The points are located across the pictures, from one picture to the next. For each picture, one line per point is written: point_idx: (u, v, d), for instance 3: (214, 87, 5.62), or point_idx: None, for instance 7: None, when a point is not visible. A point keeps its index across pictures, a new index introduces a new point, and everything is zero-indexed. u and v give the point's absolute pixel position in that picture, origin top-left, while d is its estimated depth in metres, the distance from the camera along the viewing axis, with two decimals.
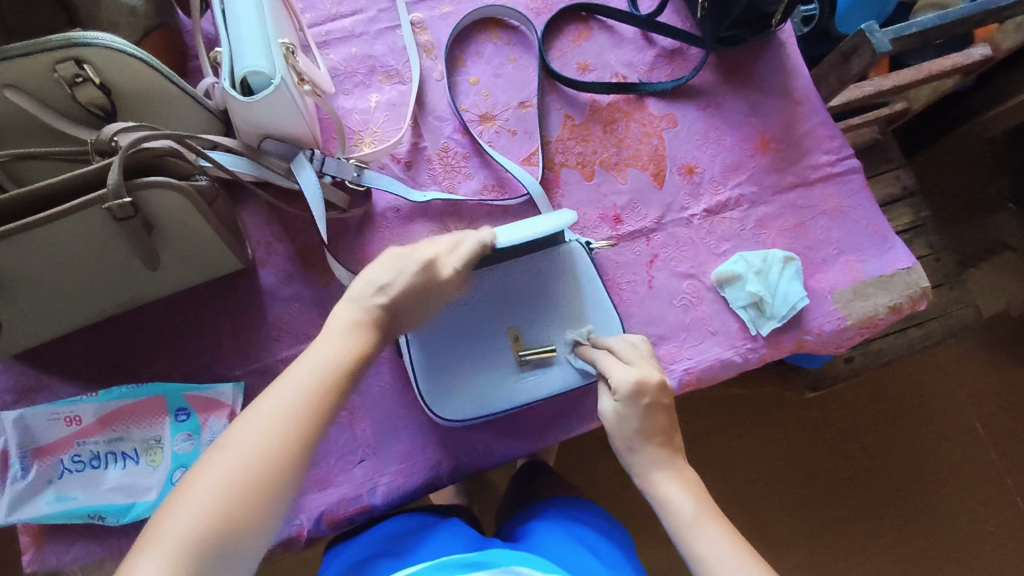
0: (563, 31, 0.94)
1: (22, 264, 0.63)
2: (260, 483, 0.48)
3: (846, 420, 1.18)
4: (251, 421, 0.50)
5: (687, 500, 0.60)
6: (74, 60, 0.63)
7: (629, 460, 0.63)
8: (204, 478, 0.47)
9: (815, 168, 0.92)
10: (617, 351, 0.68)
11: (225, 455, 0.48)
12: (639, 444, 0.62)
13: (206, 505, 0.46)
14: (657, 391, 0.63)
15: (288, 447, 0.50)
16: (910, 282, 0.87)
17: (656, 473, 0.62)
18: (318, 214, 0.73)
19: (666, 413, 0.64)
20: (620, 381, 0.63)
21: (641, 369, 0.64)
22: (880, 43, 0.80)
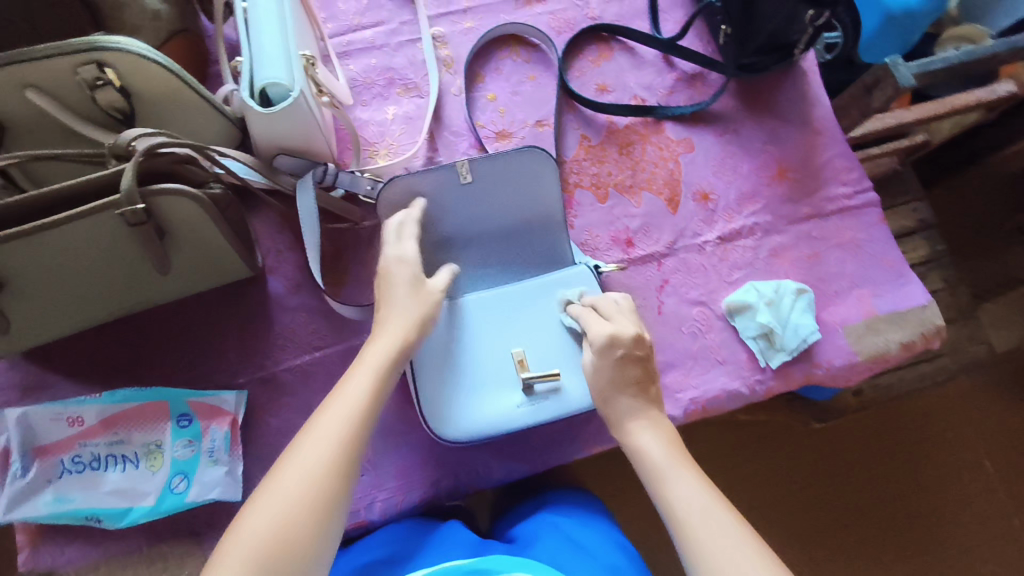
0: (583, 50, 0.94)
1: (33, 264, 0.63)
2: (321, 503, 0.46)
3: (852, 452, 1.15)
4: (303, 443, 0.49)
5: (660, 446, 0.57)
6: (96, 63, 0.63)
7: (603, 407, 0.62)
8: (263, 504, 0.45)
9: (832, 199, 0.91)
10: (599, 307, 0.69)
11: (283, 479, 0.47)
12: (611, 391, 0.61)
13: (268, 529, 0.44)
14: (635, 341, 0.63)
15: (345, 466, 0.49)
16: (924, 319, 0.86)
17: (628, 421, 0.59)
18: (311, 240, 0.70)
19: (642, 365, 0.62)
20: (600, 335, 0.64)
21: (619, 325, 0.65)
22: (904, 77, 0.79)
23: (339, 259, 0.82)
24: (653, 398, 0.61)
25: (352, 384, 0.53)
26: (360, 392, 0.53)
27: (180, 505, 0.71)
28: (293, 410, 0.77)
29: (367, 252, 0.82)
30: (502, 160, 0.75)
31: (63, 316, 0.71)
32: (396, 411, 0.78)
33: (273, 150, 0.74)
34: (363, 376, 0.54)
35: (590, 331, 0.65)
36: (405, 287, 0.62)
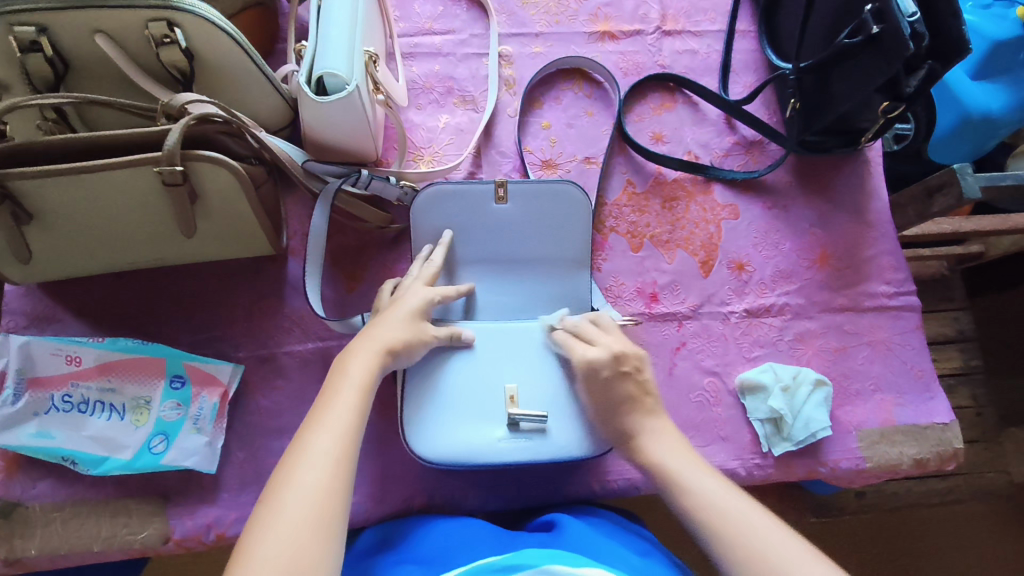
0: (646, 96, 0.93)
1: (65, 202, 0.64)
2: (329, 521, 0.45)
3: (842, 554, 1.08)
4: (300, 463, 0.47)
5: (671, 455, 0.59)
6: (167, 22, 0.65)
7: (611, 425, 0.64)
8: (268, 532, 0.43)
9: (871, 295, 0.87)
10: (582, 332, 0.69)
11: (284, 506, 0.45)
12: (617, 409, 0.64)
13: (281, 557, 0.42)
14: (619, 358, 0.65)
15: (344, 481, 0.48)
16: (944, 439, 0.82)
17: (644, 438, 0.61)
18: (312, 260, 0.73)
19: (634, 381, 0.64)
20: (585, 360, 0.66)
21: (604, 343, 0.66)
22: (970, 188, 0.76)
23: (362, 255, 0.82)
24: (656, 411, 0.63)
25: (337, 402, 0.52)
26: (346, 405, 0.52)
27: (154, 465, 0.71)
28: (284, 394, 0.76)
29: (390, 254, 0.82)
30: (541, 189, 0.78)
31: (83, 257, 0.72)
32: (386, 417, 0.77)
33: (317, 142, 0.75)
34: (350, 389, 0.54)
35: (576, 357, 0.67)
36: (404, 312, 0.65)
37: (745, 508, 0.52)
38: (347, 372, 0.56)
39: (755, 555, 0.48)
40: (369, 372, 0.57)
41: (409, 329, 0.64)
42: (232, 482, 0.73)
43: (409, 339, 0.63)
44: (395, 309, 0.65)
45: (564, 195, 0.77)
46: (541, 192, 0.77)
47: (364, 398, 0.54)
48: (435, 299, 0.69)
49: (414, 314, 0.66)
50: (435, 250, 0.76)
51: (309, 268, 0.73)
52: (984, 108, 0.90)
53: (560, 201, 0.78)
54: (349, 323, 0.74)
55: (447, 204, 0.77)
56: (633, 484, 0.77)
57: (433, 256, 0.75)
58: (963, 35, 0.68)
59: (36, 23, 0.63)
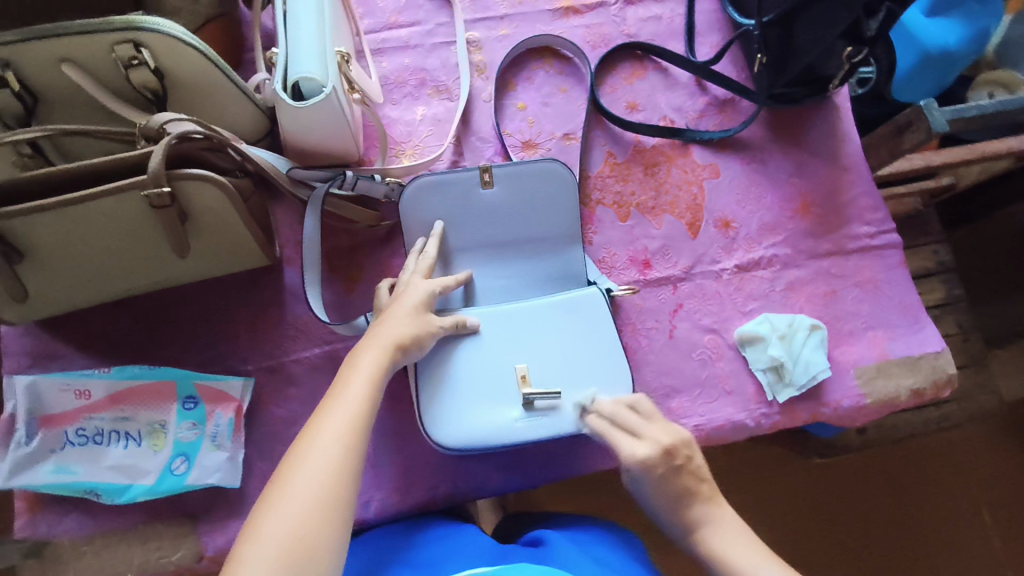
0: (617, 67, 0.94)
1: (55, 238, 0.64)
2: (335, 504, 0.46)
3: (848, 489, 1.13)
4: (310, 446, 0.48)
5: (733, 548, 0.54)
6: (133, 43, 0.64)
7: (672, 520, 0.58)
8: (276, 510, 0.44)
9: (854, 238, 0.90)
10: (624, 421, 0.65)
11: (293, 485, 0.45)
12: (674, 507, 0.58)
13: (286, 536, 0.43)
14: (669, 451, 0.60)
15: (353, 467, 0.48)
16: (937, 367, 0.85)
17: (705, 530, 0.56)
18: (309, 270, 0.74)
19: (692, 475, 0.59)
20: (634, 456, 0.60)
21: (651, 437, 0.61)
22: (937, 122, 0.79)
23: (356, 255, 0.82)
24: (714, 500, 0.58)
25: (348, 391, 0.53)
26: (357, 392, 0.53)
27: (178, 486, 0.71)
28: (298, 401, 0.77)
29: (384, 251, 0.83)
30: (527, 170, 0.79)
31: (78, 290, 0.71)
32: (400, 412, 0.78)
33: (299, 148, 0.75)
34: (359, 380, 0.55)
35: (623, 452, 0.62)
36: (408, 307, 0.66)
37: None
38: (358, 364, 0.57)
39: None
40: (378, 363, 0.58)
41: (415, 324, 0.65)
42: (257, 493, 0.74)
43: (418, 334, 0.64)
44: (399, 304, 0.66)
45: (549, 174, 0.78)
46: (527, 173, 0.78)
47: (373, 387, 0.55)
48: (437, 291, 0.70)
49: (418, 307, 0.66)
50: (430, 241, 0.76)
51: (307, 274, 0.74)
52: (941, 43, 0.91)
53: (546, 179, 0.79)
54: (353, 326, 0.75)
55: (435, 195, 0.78)
56: None
57: (427, 249, 0.75)
58: None
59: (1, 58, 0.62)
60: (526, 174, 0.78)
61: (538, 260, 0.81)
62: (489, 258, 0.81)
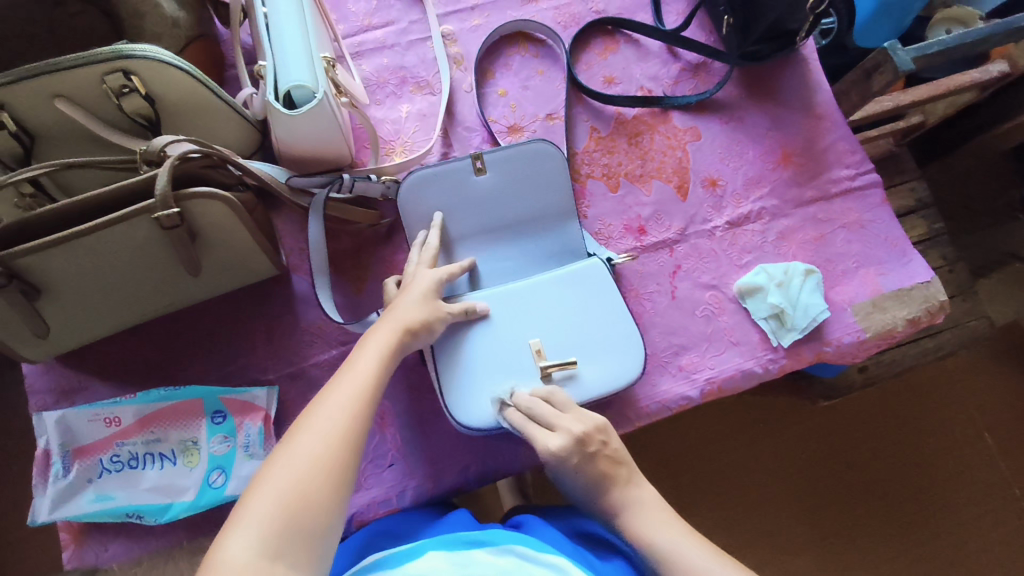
0: (590, 44, 0.96)
1: (69, 271, 0.65)
2: (337, 461, 0.49)
3: (855, 428, 1.17)
4: (319, 413, 0.52)
5: (658, 531, 0.57)
6: (123, 72, 0.65)
7: (596, 502, 0.61)
8: (282, 464, 0.48)
9: (835, 182, 0.93)
10: (536, 412, 0.67)
11: (298, 446, 0.49)
12: (596, 492, 0.61)
13: (289, 486, 0.47)
14: (582, 440, 0.62)
15: (359, 433, 0.52)
16: (929, 295, 0.89)
17: (630, 513, 0.59)
18: (320, 274, 0.76)
19: (613, 462, 0.62)
20: (549, 450, 0.62)
21: (564, 428, 0.63)
22: (903, 61, 0.82)
23: (361, 256, 0.84)
24: (631, 480, 0.61)
25: (357, 365, 0.57)
26: (365, 368, 0.57)
27: (218, 499, 0.73)
28: None
29: (387, 248, 0.85)
30: (516, 153, 0.81)
31: (96, 320, 0.73)
32: (423, 400, 0.81)
33: (294, 156, 0.77)
34: (367, 356, 0.58)
35: (537, 444, 0.64)
36: (416, 295, 0.68)
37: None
38: (367, 342, 0.61)
39: None
40: (386, 343, 0.61)
41: (425, 310, 0.67)
42: None
43: (428, 318, 0.66)
44: (408, 293, 0.68)
45: (539, 153, 0.80)
46: (518, 155, 0.81)
47: (381, 364, 0.58)
48: (445, 279, 0.72)
49: (425, 295, 0.68)
50: (431, 232, 0.78)
51: (318, 278, 0.76)
52: None
53: (536, 158, 0.81)
54: (367, 322, 0.77)
55: (431, 189, 0.80)
56: (664, 405, 0.81)
57: (429, 240, 0.77)
58: None
59: None
60: (516, 156, 0.81)
61: (538, 239, 0.84)
62: (490, 242, 0.83)
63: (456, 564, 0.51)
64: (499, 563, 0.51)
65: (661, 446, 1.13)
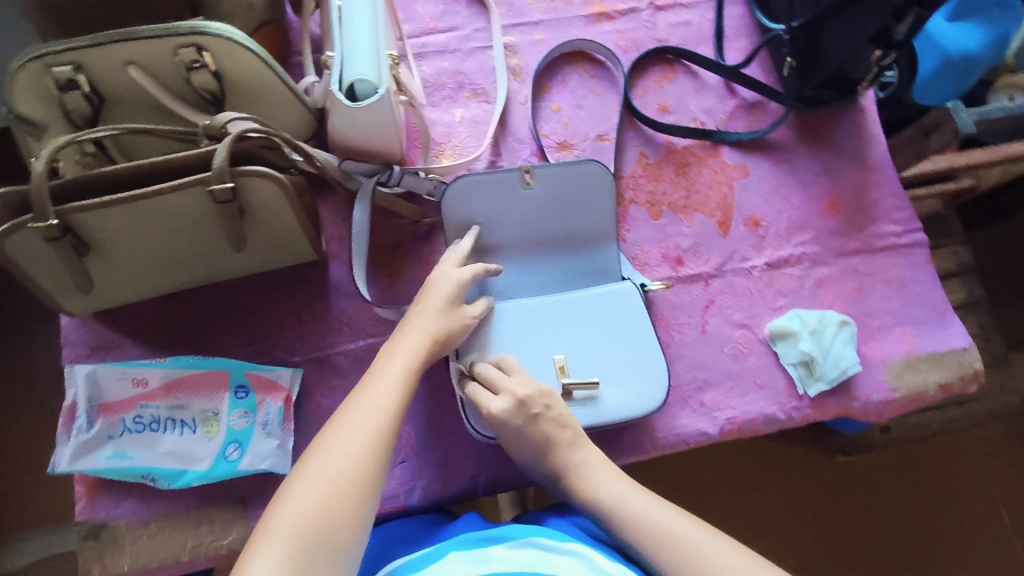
0: (648, 71, 0.97)
1: (120, 232, 0.67)
2: (359, 483, 0.50)
3: (870, 488, 1.14)
4: (342, 433, 0.52)
5: (609, 488, 0.61)
6: (196, 46, 0.67)
7: (544, 463, 0.66)
8: (306, 478, 0.49)
9: (881, 236, 0.92)
10: (486, 376, 0.69)
11: (322, 467, 0.49)
12: (544, 453, 0.65)
13: (313, 501, 0.47)
14: (525, 404, 0.66)
15: (382, 449, 0.53)
16: (964, 362, 0.87)
17: (580, 471, 0.64)
18: (357, 266, 0.77)
19: (556, 422, 0.66)
20: (494, 413, 0.65)
21: (509, 390, 0.66)
22: (964, 123, 0.82)
23: (398, 251, 0.85)
24: (575, 442, 0.65)
25: (383, 380, 0.58)
26: (388, 388, 0.57)
27: (231, 472, 0.74)
28: (343, 392, 0.80)
29: (425, 248, 0.86)
30: (566, 171, 0.81)
31: (138, 281, 0.75)
32: (442, 402, 0.81)
33: (347, 146, 0.78)
34: (391, 376, 0.59)
35: (483, 407, 0.67)
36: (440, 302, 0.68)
37: (700, 531, 0.55)
38: (394, 355, 0.61)
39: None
40: (410, 363, 0.61)
41: (448, 318, 0.67)
42: None
43: (451, 327, 0.67)
44: (431, 297, 0.68)
45: (587, 174, 0.80)
46: (566, 171, 0.81)
47: (404, 386, 0.58)
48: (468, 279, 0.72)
49: (452, 299, 0.69)
50: (465, 239, 0.78)
51: (357, 265, 0.77)
52: (963, 48, 0.93)
53: (584, 178, 0.81)
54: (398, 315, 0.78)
55: (476, 193, 0.79)
56: (681, 438, 0.81)
57: (461, 244, 0.77)
58: None
59: (73, 61, 0.66)
60: (564, 171, 0.81)
61: (574, 256, 0.84)
62: (527, 254, 0.83)
63: (474, 561, 0.51)
64: (519, 556, 0.51)
65: (669, 481, 1.11)
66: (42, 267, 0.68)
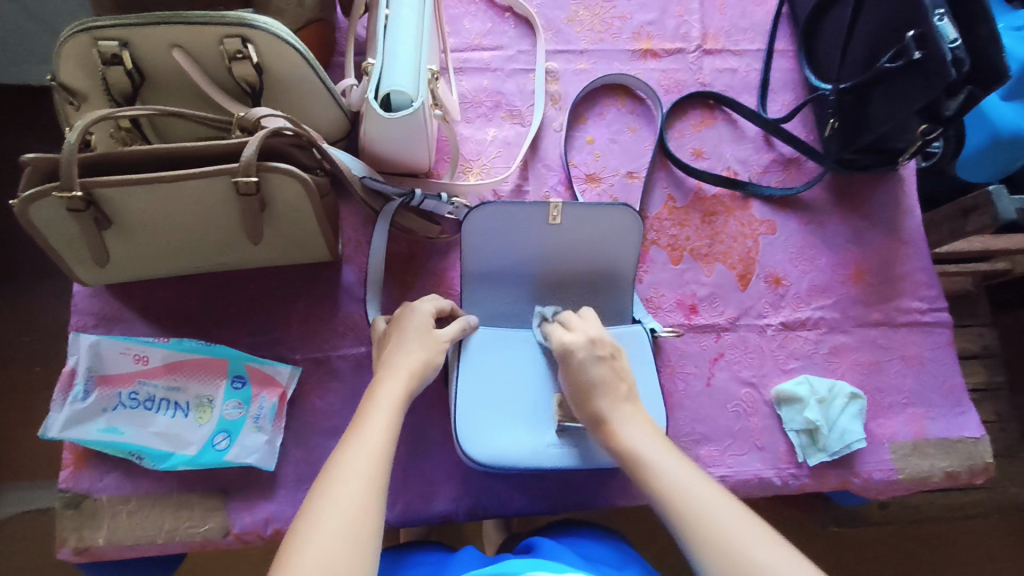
0: (687, 113, 0.96)
1: (143, 210, 0.67)
2: (363, 529, 0.49)
3: (861, 564, 1.11)
4: (335, 480, 0.51)
5: (643, 440, 0.60)
6: (241, 38, 0.68)
7: (583, 409, 0.66)
8: (303, 544, 0.47)
9: (904, 311, 0.90)
10: (567, 319, 0.73)
11: (320, 517, 0.48)
12: (589, 393, 0.65)
13: (314, 568, 0.45)
14: (595, 343, 0.68)
15: (375, 498, 0.51)
16: (975, 452, 0.84)
17: (616, 421, 0.63)
18: (371, 291, 0.79)
19: (614, 371, 0.66)
20: (562, 342, 0.69)
21: (583, 330, 0.70)
22: (1005, 209, 0.79)
23: (413, 263, 0.85)
24: (628, 397, 0.65)
25: (367, 429, 0.56)
26: (376, 426, 0.57)
27: (217, 461, 0.73)
28: (338, 395, 0.80)
29: (439, 263, 0.86)
30: (595, 214, 0.76)
31: (153, 258, 0.75)
32: (435, 420, 0.80)
33: (375, 153, 0.78)
34: (377, 414, 0.58)
35: (554, 340, 0.71)
36: (414, 332, 0.68)
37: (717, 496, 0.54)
38: (375, 399, 0.60)
39: (716, 538, 0.50)
40: (396, 398, 0.61)
41: (423, 347, 0.67)
42: (288, 479, 0.76)
43: (430, 357, 0.66)
44: (401, 332, 0.69)
45: (617, 218, 0.76)
46: (598, 211, 0.76)
47: (392, 423, 0.58)
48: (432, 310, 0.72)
49: (421, 330, 0.69)
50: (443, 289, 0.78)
51: (369, 295, 0.79)
52: (1014, 126, 0.91)
53: (616, 221, 0.77)
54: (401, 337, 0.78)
55: (502, 221, 0.76)
56: None
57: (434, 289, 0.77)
58: (1002, 63, 0.72)
59: (119, 38, 0.66)
60: (596, 212, 0.76)
61: (590, 294, 0.82)
62: (542, 286, 0.82)
63: None
64: None
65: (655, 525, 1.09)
66: (62, 234, 0.69)
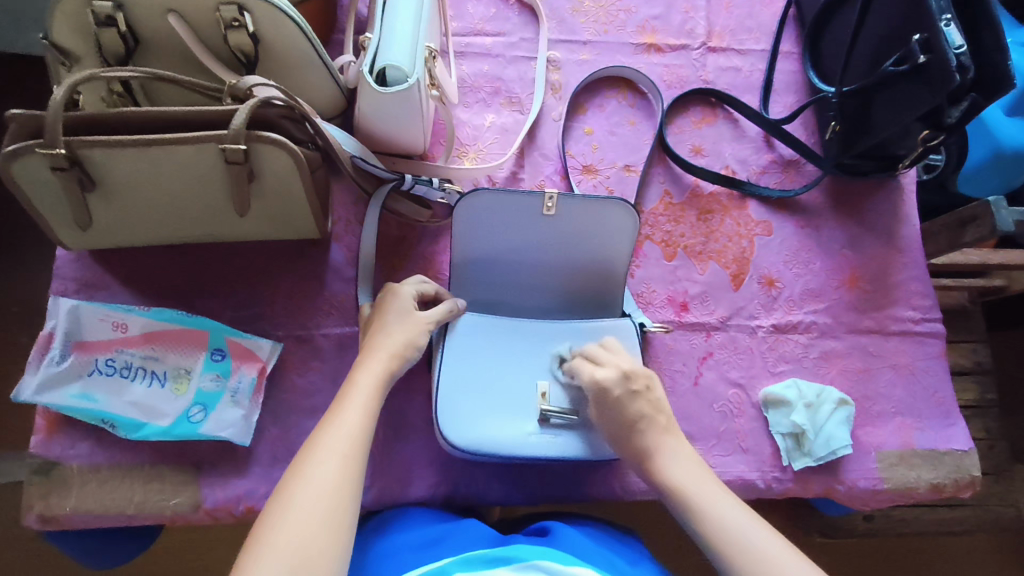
0: (688, 110, 0.95)
1: (128, 173, 0.66)
2: (337, 514, 0.48)
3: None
4: (310, 463, 0.50)
5: (691, 479, 0.59)
6: (237, 6, 0.67)
7: (623, 444, 0.64)
8: (276, 528, 0.46)
9: (897, 320, 0.89)
10: (592, 354, 0.70)
11: (292, 501, 0.47)
12: (631, 427, 0.63)
13: (288, 554, 0.44)
14: (628, 376, 0.66)
15: (350, 482, 0.50)
16: (961, 465, 0.83)
17: (659, 455, 0.62)
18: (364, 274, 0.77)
19: (655, 409, 0.64)
20: (595, 378, 0.66)
21: (614, 364, 0.67)
22: (1004, 221, 0.78)
23: (402, 245, 0.84)
24: (669, 429, 0.63)
25: (345, 414, 0.55)
26: (354, 409, 0.56)
27: (191, 434, 0.72)
28: (318, 374, 0.78)
29: (429, 246, 0.85)
30: (590, 208, 0.74)
31: (139, 223, 0.74)
32: (416, 404, 0.79)
33: (369, 132, 0.77)
34: (356, 397, 0.57)
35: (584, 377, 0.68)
36: (397, 314, 0.67)
37: (770, 538, 0.53)
38: (355, 381, 0.59)
39: None
40: (375, 381, 0.60)
41: (406, 330, 0.66)
42: (263, 456, 0.75)
43: (412, 339, 0.65)
44: (385, 314, 0.67)
45: (612, 213, 0.74)
46: (594, 205, 0.74)
47: (370, 406, 0.57)
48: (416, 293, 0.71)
49: (403, 312, 0.67)
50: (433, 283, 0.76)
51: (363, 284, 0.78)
52: (1016, 142, 0.91)
53: (613, 217, 0.75)
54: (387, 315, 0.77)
55: (495, 209, 0.74)
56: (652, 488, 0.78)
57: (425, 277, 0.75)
58: (1006, 70, 0.71)
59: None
60: (592, 205, 0.74)
61: (581, 287, 0.82)
62: (533, 276, 0.81)
63: None
64: None
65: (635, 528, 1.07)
66: (45, 194, 0.68)
